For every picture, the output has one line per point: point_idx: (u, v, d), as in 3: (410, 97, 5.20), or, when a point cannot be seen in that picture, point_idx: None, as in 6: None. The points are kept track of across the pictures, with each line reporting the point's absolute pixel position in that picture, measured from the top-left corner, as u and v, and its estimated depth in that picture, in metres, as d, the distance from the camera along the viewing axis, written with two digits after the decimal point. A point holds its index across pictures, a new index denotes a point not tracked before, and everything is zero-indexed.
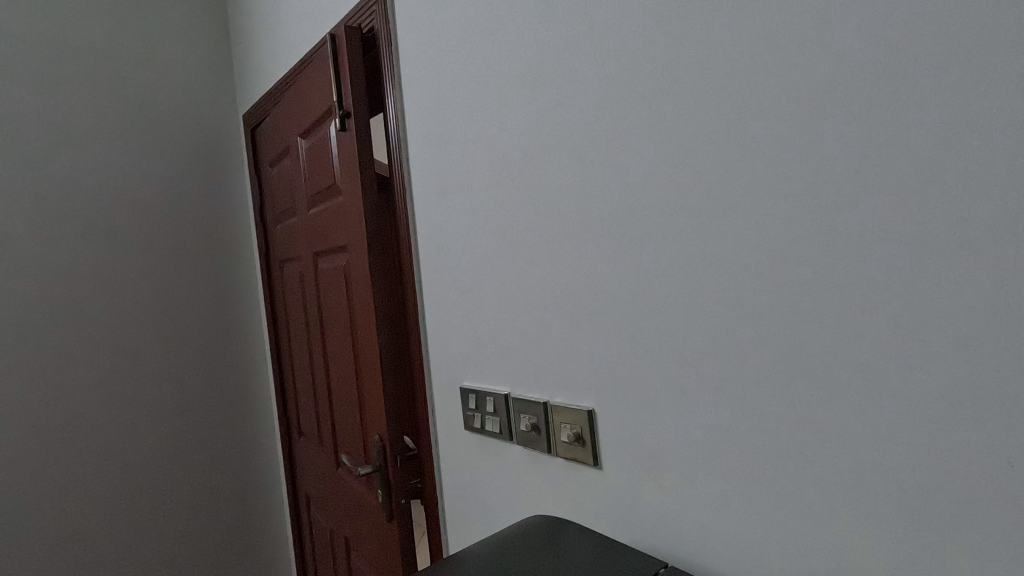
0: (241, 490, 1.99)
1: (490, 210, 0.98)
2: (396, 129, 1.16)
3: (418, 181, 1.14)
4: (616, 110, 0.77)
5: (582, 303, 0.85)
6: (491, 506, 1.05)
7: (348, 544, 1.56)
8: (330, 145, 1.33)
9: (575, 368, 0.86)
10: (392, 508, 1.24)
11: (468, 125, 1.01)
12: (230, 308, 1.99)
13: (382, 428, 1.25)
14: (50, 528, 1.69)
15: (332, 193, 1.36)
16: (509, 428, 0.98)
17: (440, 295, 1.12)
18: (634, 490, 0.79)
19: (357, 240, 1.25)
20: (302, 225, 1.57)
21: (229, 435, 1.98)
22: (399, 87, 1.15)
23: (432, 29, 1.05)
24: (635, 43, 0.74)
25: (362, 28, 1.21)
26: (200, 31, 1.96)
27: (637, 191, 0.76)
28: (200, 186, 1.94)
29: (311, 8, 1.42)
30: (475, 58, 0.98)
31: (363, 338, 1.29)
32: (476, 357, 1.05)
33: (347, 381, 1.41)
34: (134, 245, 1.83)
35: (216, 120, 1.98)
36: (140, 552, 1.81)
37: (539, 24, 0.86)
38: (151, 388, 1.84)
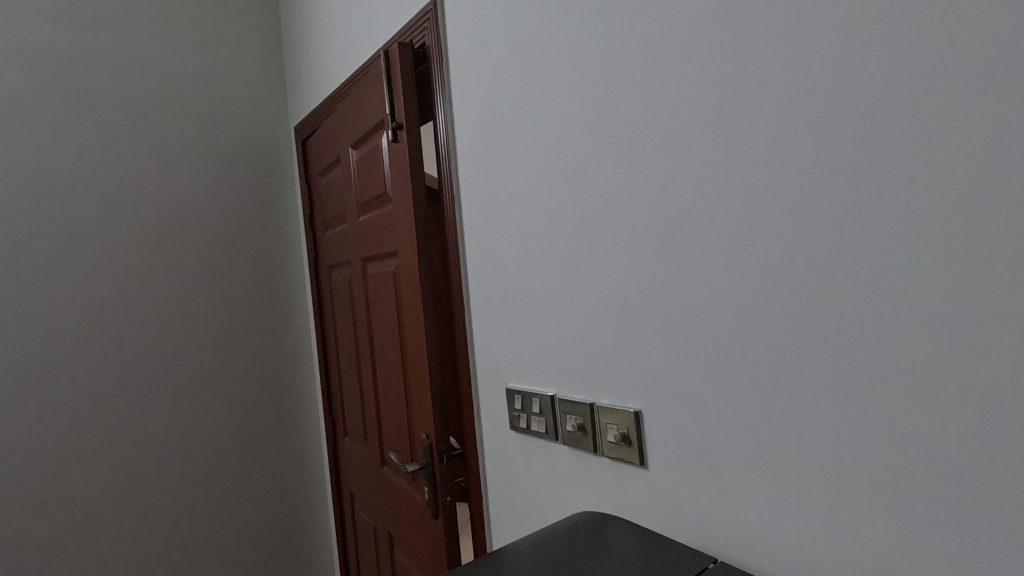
0: (288, 485, 2.08)
1: (537, 216, 1.02)
2: (446, 141, 1.21)
3: (466, 190, 1.19)
4: (662, 120, 0.80)
5: (628, 307, 0.87)
6: (536, 504, 1.08)
7: (392, 540, 1.61)
8: (381, 156, 1.39)
9: (621, 370, 0.89)
10: (438, 505, 1.28)
11: (516, 135, 1.05)
12: (280, 310, 2.08)
13: (428, 427, 1.30)
14: (115, 520, 1.78)
15: (382, 201, 1.42)
16: (555, 428, 1.01)
17: (486, 298, 1.16)
18: (679, 489, 0.81)
19: (406, 246, 1.31)
20: (351, 232, 1.64)
21: (278, 433, 2.07)
22: (449, 101, 1.20)
23: (482, 43, 1.10)
24: (680, 56, 0.77)
25: (414, 44, 1.27)
26: (255, 49, 2.08)
27: (682, 199, 0.78)
28: (254, 195, 2.05)
29: (363, 25, 1.49)
30: (523, 71, 1.02)
31: (410, 341, 1.35)
32: (521, 359, 1.08)
33: (394, 381, 1.46)
34: (194, 252, 1.94)
35: (268, 132, 2.09)
36: (194, 544, 1.90)
37: (586, 37, 0.90)
38: (208, 386, 1.94)
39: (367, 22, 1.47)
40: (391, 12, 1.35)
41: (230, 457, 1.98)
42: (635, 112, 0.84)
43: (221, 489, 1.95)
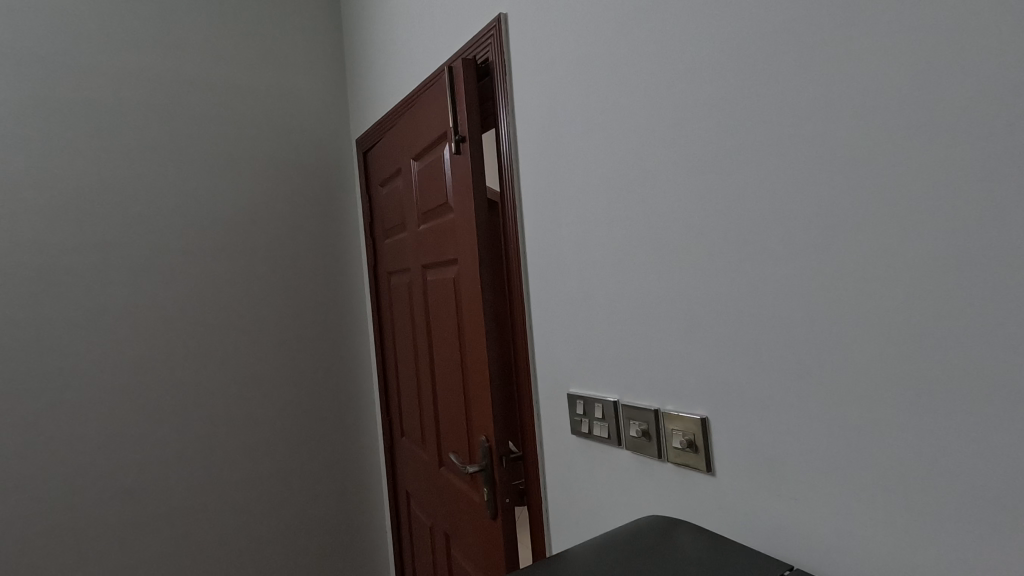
0: (346, 484, 2.16)
1: (600, 225, 1.04)
2: (508, 153, 1.25)
3: (528, 201, 1.22)
4: (729, 132, 0.80)
5: (695, 315, 0.88)
6: (597, 507, 1.09)
7: (449, 539, 1.65)
8: (443, 167, 1.44)
9: (688, 377, 0.89)
10: (497, 506, 1.32)
11: (580, 147, 1.07)
12: (341, 315, 2.18)
13: (488, 430, 1.34)
14: (190, 510, 1.90)
15: (443, 211, 1.47)
16: (618, 434, 1.02)
17: (548, 305, 1.19)
18: (747, 497, 0.81)
19: (467, 254, 1.35)
20: (411, 241, 1.70)
21: (338, 432, 2.15)
22: (511, 114, 1.24)
23: (546, 59, 1.13)
24: (749, 68, 0.77)
25: (477, 59, 1.32)
26: (321, 66, 2.18)
27: (751, 208, 0.79)
28: (318, 205, 2.15)
29: (426, 42, 1.55)
30: (588, 85, 1.04)
31: (470, 346, 1.39)
32: (583, 365, 1.10)
33: (454, 386, 1.50)
34: (263, 260, 2.05)
35: (332, 144, 2.19)
36: (260, 537, 2.01)
37: (652, 50, 0.91)
38: (275, 387, 2.05)
39: (429, 40, 1.53)
40: (454, 29, 1.40)
41: (294, 455, 2.07)
42: (703, 122, 0.84)
43: (286, 485, 2.05)
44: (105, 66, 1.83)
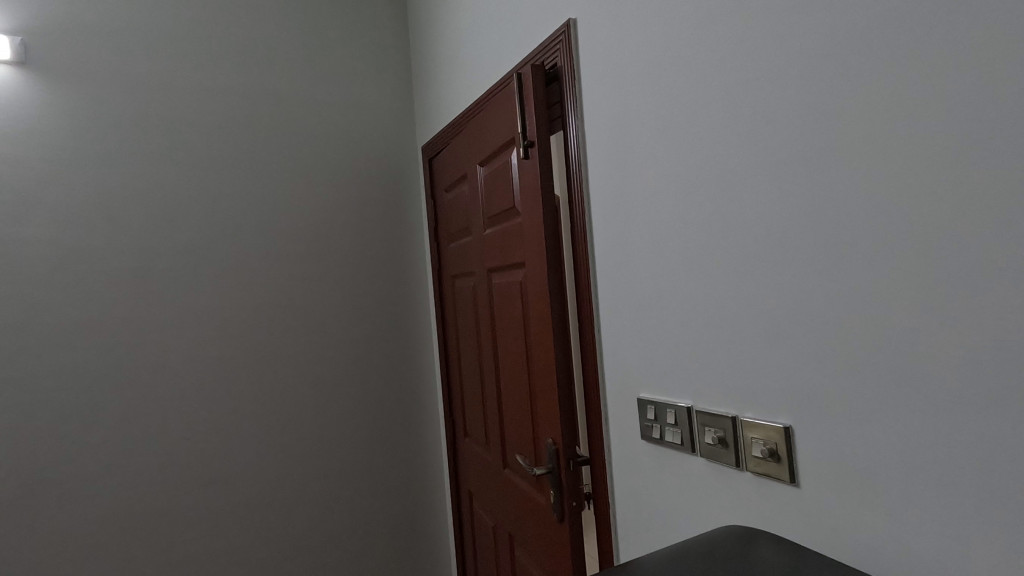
0: (411, 481, 2.22)
1: (674, 228, 1.03)
2: (577, 158, 1.26)
3: (597, 206, 1.22)
4: (814, 132, 0.78)
5: (776, 320, 0.85)
6: (668, 514, 1.08)
7: (512, 540, 1.67)
8: (510, 172, 1.46)
9: (769, 383, 0.86)
10: (564, 510, 1.32)
11: (652, 150, 1.06)
12: (407, 317, 2.24)
13: (554, 433, 1.34)
14: (266, 500, 2.01)
15: (510, 215, 1.49)
16: (691, 440, 1.00)
17: (618, 309, 1.18)
18: (834, 511, 0.78)
19: (534, 257, 1.36)
20: (476, 245, 1.73)
21: (403, 431, 2.22)
22: (581, 119, 1.25)
23: (618, 64, 1.13)
24: (837, 66, 0.74)
25: (545, 65, 1.33)
26: (388, 76, 2.26)
27: (838, 211, 0.76)
28: (385, 210, 2.23)
29: (493, 50, 1.58)
30: (662, 88, 1.03)
31: (537, 349, 1.40)
32: (654, 370, 1.09)
33: (519, 389, 1.52)
34: (335, 265, 2.14)
35: (399, 151, 2.26)
36: (330, 530, 2.09)
37: (731, 51, 0.89)
38: (344, 385, 2.13)
39: (496, 47, 1.56)
40: (523, 36, 1.42)
41: (361, 452, 2.15)
42: (787, 119, 0.81)
43: (354, 481, 2.13)
44: (193, 83, 1.96)
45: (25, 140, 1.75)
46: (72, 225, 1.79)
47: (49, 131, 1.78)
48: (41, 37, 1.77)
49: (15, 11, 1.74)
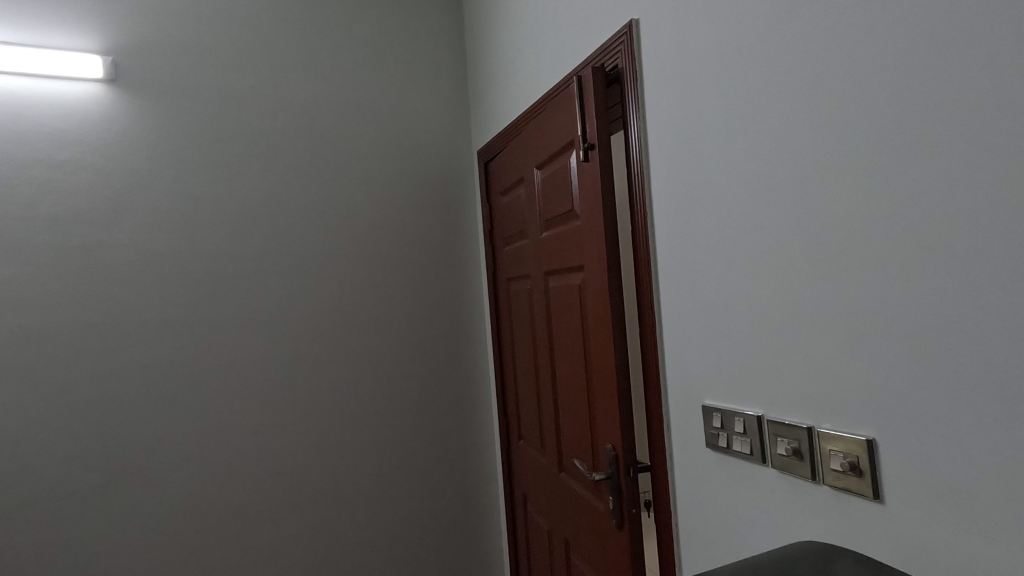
0: (465, 481, 2.25)
1: (744, 231, 0.99)
2: (639, 160, 1.24)
3: (660, 208, 1.20)
4: (899, 129, 0.74)
5: (857, 327, 0.81)
6: (736, 526, 1.04)
7: (568, 544, 1.66)
8: (569, 175, 1.45)
9: (849, 393, 0.82)
10: (623, 516, 1.30)
11: (719, 151, 1.03)
12: (462, 320, 2.27)
13: (614, 438, 1.32)
14: (327, 495, 2.08)
15: (568, 218, 1.49)
16: (762, 451, 0.97)
17: (681, 313, 1.16)
18: (924, 530, 0.73)
19: (593, 260, 1.35)
20: (533, 247, 1.73)
21: (458, 431, 2.25)
22: (643, 120, 1.23)
23: (683, 64, 1.11)
24: (926, 59, 0.70)
25: (606, 67, 1.32)
26: (445, 82, 2.30)
27: (926, 212, 0.71)
28: (441, 214, 2.27)
29: (551, 53, 1.58)
30: (731, 87, 1.00)
31: (596, 352, 1.38)
32: (721, 376, 1.06)
33: (576, 392, 1.51)
34: (393, 268, 2.19)
35: (455, 156, 2.30)
36: (388, 526, 2.14)
37: (808, 46, 0.85)
38: (401, 385, 2.18)
39: (555, 51, 1.56)
40: (582, 39, 1.42)
41: (417, 451, 2.19)
42: (872, 115, 0.77)
43: (411, 479, 2.18)
44: (262, 94, 2.05)
45: (114, 152, 1.88)
46: (155, 231, 1.92)
47: (135, 144, 1.90)
48: (128, 57, 1.90)
49: (107, 34, 1.88)
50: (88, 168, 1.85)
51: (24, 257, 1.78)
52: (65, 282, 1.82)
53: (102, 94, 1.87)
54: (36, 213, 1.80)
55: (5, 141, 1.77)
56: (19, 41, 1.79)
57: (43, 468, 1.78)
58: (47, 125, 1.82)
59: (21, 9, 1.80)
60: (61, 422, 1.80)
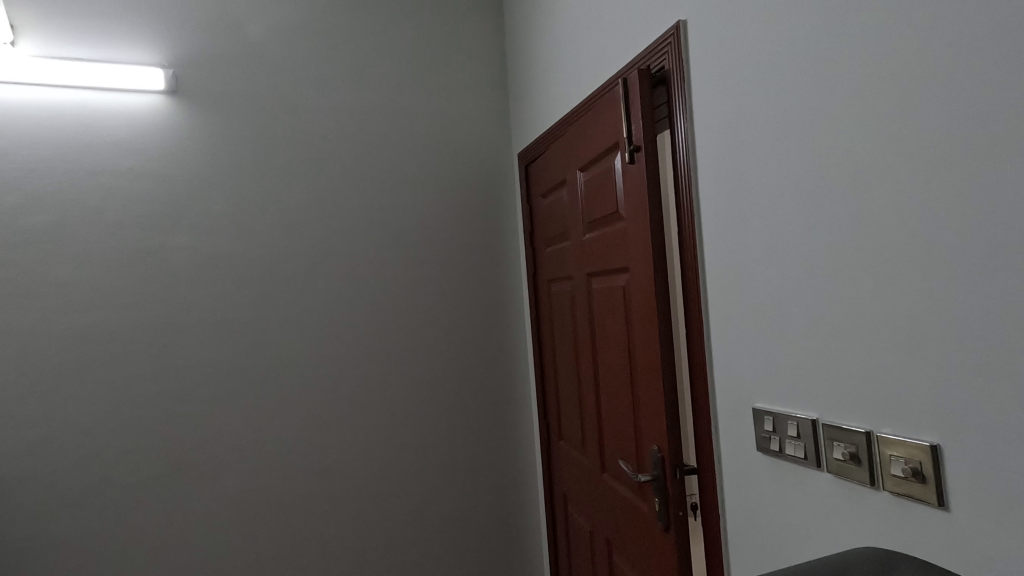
0: (505, 480, 2.27)
1: (797, 233, 0.98)
2: (686, 161, 1.24)
3: (708, 210, 1.19)
4: (964, 128, 0.72)
5: (918, 331, 0.79)
6: (788, 531, 1.03)
7: (611, 546, 1.66)
8: (614, 177, 1.46)
9: (912, 397, 0.80)
10: (669, 519, 1.29)
11: (771, 152, 1.02)
12: (503, 320, 2.30)
13: (660, 440, 1.32)
14: (372, 491, 2.13)
15: (612, 220, 1.49)
16: (817, 455, 0.96)
17: (731, 315, 1.15)
18: (993, 540, 0.71)
19: (639, 262, 1.35)
20: (576, 249, 1.74)
21: (498, 431, 2.28)
22: (691, 121, 1.23)
23: (733, 65, 1.10)
24: (993, 58, 0.68)
25: (652, 69, 1.33)
26: (486, 87, 2.33)
27: (993, 212, 0.69)
28: (482, 216, 2.30)
29: (595, 56, 1.59)
30: (783, 87, 0.99)
31: (641, 353, 1.39)
32: (772, 380, 1.05)
33: (620, 393, 1.51)
34: (436, 270, 2.24)
35: (496, 159, 2.33)
36: (430, 523, 2.19)
37: (864, 45, 0.84)
38: (443, 384, 2.22)
39: (598, 53, 1.56)
40: (627, 41, 1.42)
41: (458, 449, 2.23)
42: (936, 113, 0.75)
43: (452, 477, 2.22)
44: (310, 101, 2.12)
45: (173, 160, 1.98)
46: (211, 235, 2.01)
47: (192, 151, 2.00)
48: (187, 69, 2.00)
49: (168, 47, 1.98)
50: (150, 175, 1.96)
51: (94, 259, 1.89)
52: (130, 282, 1.93)
53: (164, 105, 1.98)
54: (105, 218, 1.91)
55: (78, 150, 1.89)
56: (89, 57, 1.91)
57: (110, 459, 1.89)
58: (114, 135, 1.93)
59: (92, 26, 1.91)
60: (126, 416, 1.91)
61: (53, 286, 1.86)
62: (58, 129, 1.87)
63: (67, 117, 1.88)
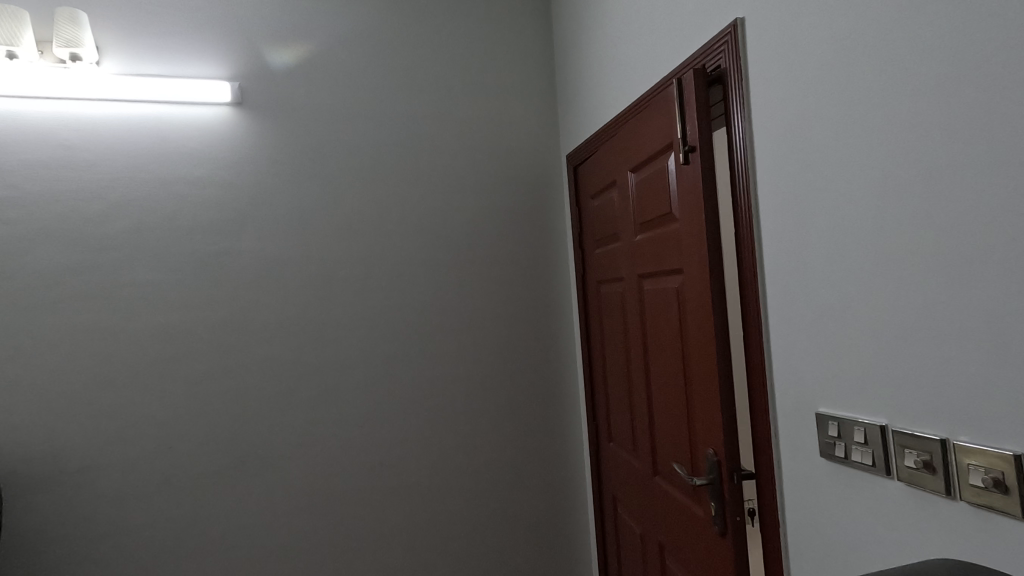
0: (554, 481, 2.29)
1: (863, 233, 0.95)
2: (744, 162, 1.22)
3: (767, 210, 1.17)
4: None
5: (996, 335, 0.76)
6: (854, 540, 1.00)
7: (663, 549, 1.65)
8: (667, 178, 1.45)
9: (990, 405, 0.77)
10: (726, 524, 1.28)
11: (835, 151, 1.00)
12: (551, 322, 2.31)
13: (715, 444, 1.30)
14: (424, 488, 2.18)
15: (665, 221, 1.48)
16: (886, 462, 0.93)
17: (791, 317, 1.12)
18: None
19: (693, 263, 1.34)
20: (627, 250, 1.73)
21: (547, 432, 2.29)
22: (748, 121, 1.21)
23: (793, 62, 1.08)
24: None
25: (707, 68, 1.31)
26: (535, 90, 2.36)
27: None
28: (531, 218, 2.32)
29: (647, 57, 1.58)
30: (847, 85, 0.96)
31: (695, 355, 1.37)
32: (836, 384, 1.03)
33: (674, 395, 1.50)
34: (486, 272, 2.27)
35: (544, 162, 2.35)
36: (480, 521, 2.22)
37: (934, 39, 0.81)
38: (493, 384, 2.26)
39: (651, 54, 1.56)
40: (681, 42, 1.41)
41: (507, 449, 2.26)
42: (1015, 109, 0.72)
43: (502, 476, 2.24)
44: (365, 108, 2.20)
45: (239, 167, 2.09)
46: (273, 239, 2.11)
47: (255, 159, 2.10)
48: (252, 81, 2.11)
49: (234, 61, 2.09)
50: (218, 182, 2.07)
51: (168, 263, 2.02)
52: (201, 284, 2.05)
53: (231, 116, 2.09)
54: (178, 224, 2.03)
55: (154, 160, 2.02)
56: (164, 73, 2.04)
57: (182, 450, 2.01)
58: (186, 145, 2.05)
59: (166, 44, 2.04)
60: (197, 409, 2.02)
61: (131, 287, 1.99)
62: (136, 141, 2.01)
63: (144, 130, 2.02)
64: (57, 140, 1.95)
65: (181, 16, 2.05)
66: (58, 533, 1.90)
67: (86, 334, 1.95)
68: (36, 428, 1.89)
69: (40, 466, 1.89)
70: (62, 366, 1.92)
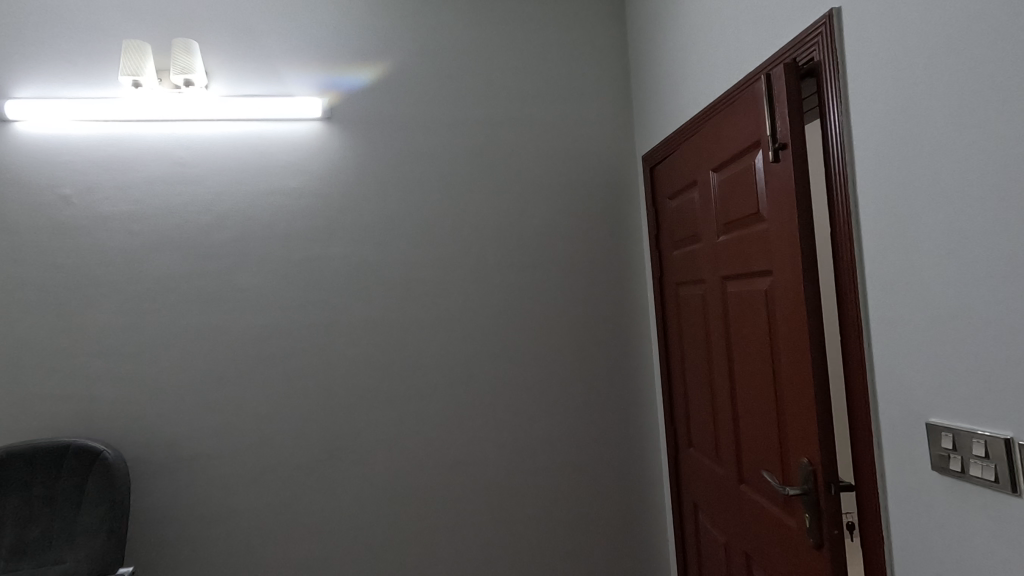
0: (631, 486, 2.26)
1: (978, 231, 0.88)
2: (841, 157, 1.17)
3: (868, 208, 1.11)
4: None
5: None
6: (972, 562, 0.93)
7: (751, 560, 1.59)
8: (754, 176, 1.40)
9: None
10: (823, 537, 1.22)
11: (944, 144, 0.93)
12: (627, 324, 2.30)
13: (810, 452, 1.25)
14: (501, 487, 2.23)
15: (752, 220, 1.43)
16: (1012, 479, 0.85)
17: (896, 321, 1.06)
18: None
19: (784, 264, 1.29)
20: (709, 252, 1.69)
21: (624, 436, 2.27)
22: (846, 114, 1.15)
23: (896, 51, 1.02)
24: None
25: (799, 61, 1.26)
26: (609, 91, 2.35)
27: None
28: (606, 220, 2.31)
29: (731, 53, 1.54)
30: (957, 73, 0.90)
31: (787, 360, 1.32)
32: (948, 394, 0.96)
33: (762, 400, 1.45)
34: (561, 275, 2.28)
35: (620, 163, 2.33)
36: (557, 522, 2.23)
37: None
38: (569, 386, 2.26)
39: (735, 50, 1.52)
40: (768, 36, 1.37)
41: (583, 451, 2.26)
42: None
43: (578, 479, 2.25)
44: (443, 118, 2.27)
45: (329, 178, 2.22)
46: (359, 245, 2.22)
47: (343, 170, 2.23)
48: (340, 96, 2.23)
49: (325, 78, 2.23)
50: (310, 192, 2.21)
51: (266, 269, 2.19)
52: (295, 287, 2.20)
53: (321, 130, 2.23)
54: (275, 232, 2.19)
55: (255, 173, 2.20)
56: (264, 92, 2.20)
57: (279, 442, 2.16)
58: (283, 158, 2.21)
59: (265, 66, 2.21)
60: (292, 404, 2.17)
61: (235, 292, 2.17)
62: (240, 156, 2.19)
63: (247, 146, 2.19)
64: (172, 158, 2.15)
65: (277, 40, 2.22)
66: (174, 514, 2.10)
67: (198, 333, 2.14)
68: (157, 417, 2.10)
69: (159, 453, 2.10)
70: (177, 363, 2.13)
